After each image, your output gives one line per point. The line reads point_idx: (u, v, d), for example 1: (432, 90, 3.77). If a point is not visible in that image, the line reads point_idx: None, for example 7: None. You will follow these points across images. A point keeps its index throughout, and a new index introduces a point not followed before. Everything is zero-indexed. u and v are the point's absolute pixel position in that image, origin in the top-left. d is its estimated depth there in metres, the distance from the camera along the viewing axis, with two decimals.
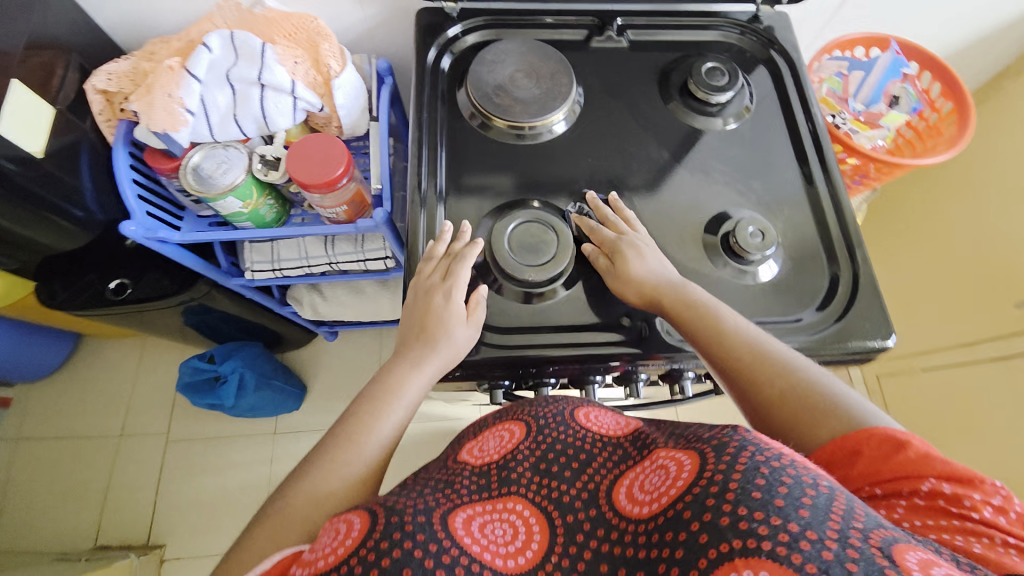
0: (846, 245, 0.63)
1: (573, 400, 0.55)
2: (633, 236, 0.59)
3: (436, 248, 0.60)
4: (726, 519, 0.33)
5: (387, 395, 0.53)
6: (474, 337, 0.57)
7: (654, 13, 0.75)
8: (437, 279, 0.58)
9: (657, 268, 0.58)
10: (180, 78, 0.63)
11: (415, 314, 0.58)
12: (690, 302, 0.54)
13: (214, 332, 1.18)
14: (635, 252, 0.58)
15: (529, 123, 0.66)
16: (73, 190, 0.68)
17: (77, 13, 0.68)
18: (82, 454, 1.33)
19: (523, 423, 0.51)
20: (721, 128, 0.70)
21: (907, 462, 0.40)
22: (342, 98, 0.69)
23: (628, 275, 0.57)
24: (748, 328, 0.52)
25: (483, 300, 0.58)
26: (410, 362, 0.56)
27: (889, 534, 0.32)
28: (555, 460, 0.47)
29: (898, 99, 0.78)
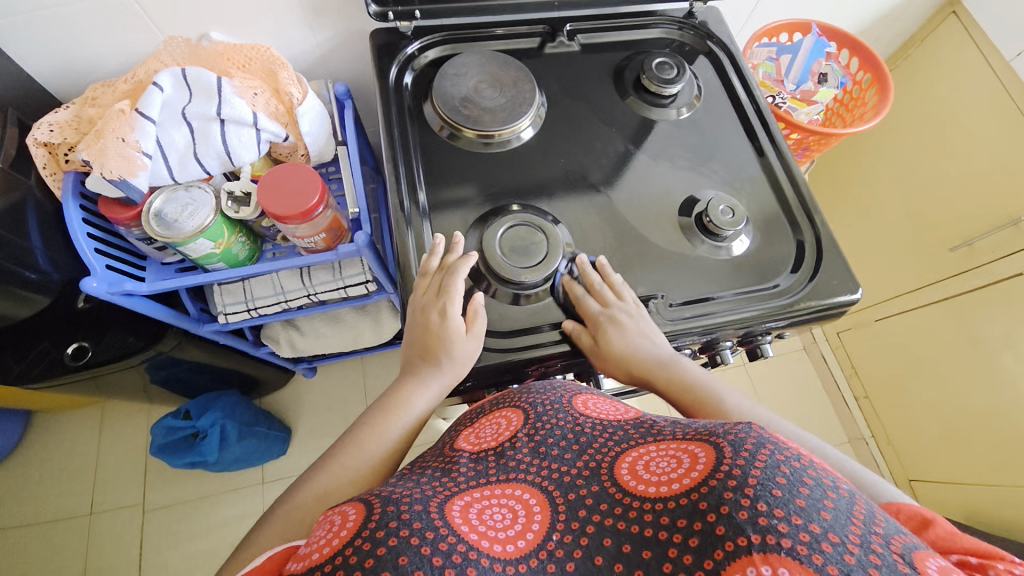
0: (804, 212, 0.68)
1: (571, 387, 0.55)
2: (619, 308, 0.58)
3: (429, 261, 0.60)
4: (745, 513, 0.33)
5: (393, 406, 0.56)
6: (476, 349, 0.57)
7: (599, 17, 0.79)
8: (432, 296, 0.58)
9: (642, 345, 0.58)
10: (133, 121, 0.60)
11: (415, 333, 0.59)
12: (683, 383, 0.56)
13: (186, 386, 1.11)
14: (617, 328, 0.57)
15: (499, 131, 0.68)
16: (22, 251, 0.64)
17: (8, 65, 0.66)
18: (47, 542, 1.21)
19: (522, 410, 0.51)
20: (676, 118, 0.75)
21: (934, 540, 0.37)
22: (307, 125, 0.68)
23: (614, 353, 0.57)
24: (749, 409, 0.54)
25: (482, 310, 0.57)
26: (415, 379, 0.57)
27: (909, 540, 0.32)
28: (555, 444, 0.47)
29: (825, 76, 0.86)
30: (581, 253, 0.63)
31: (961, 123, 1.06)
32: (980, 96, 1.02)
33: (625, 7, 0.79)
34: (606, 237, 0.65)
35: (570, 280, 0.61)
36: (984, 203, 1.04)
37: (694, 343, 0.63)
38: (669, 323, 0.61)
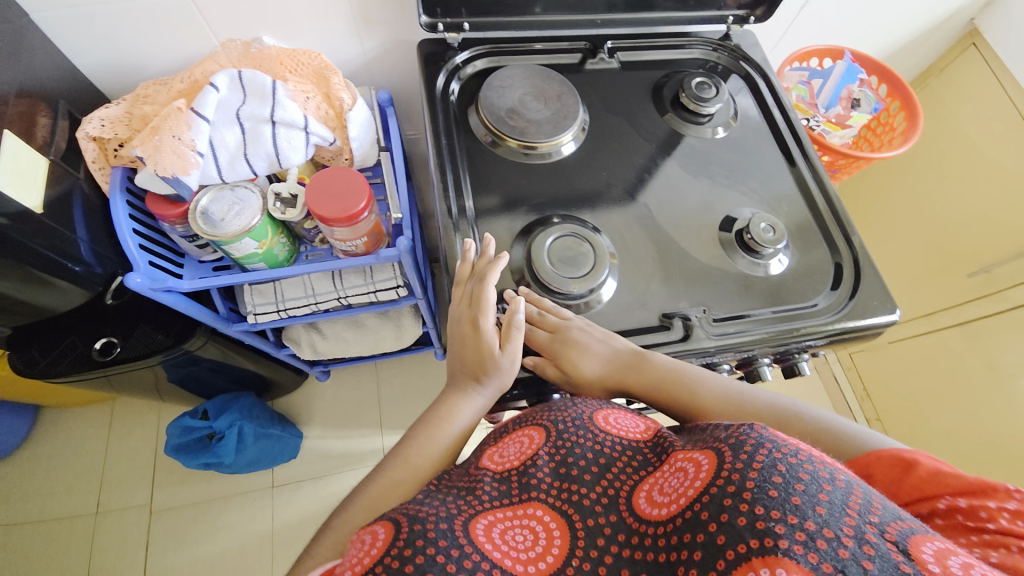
0: (840, 232, 0.69)
1: (590, 401, 0.52)
2: (565, 327, 0.58)
3: (463, 269, 0.60)
4: (744, 519, 0.33)
5: (439, 418, 0.55)
6: (514, 360, 0.57)
7: (639, 36, 0.81)
8: (466, 308, 0.59)
9: (604, 354, 0.58)
10: (188, 119, 0.60)
11: (457, 347, 0.59)
12: (657, 379, 0.56)
13: (203, 386, 1.11)
14: (575, 348, 0.57)
15: (542, 143, 0.69)
16: (67, 243, 0.63)
17: (60, 58, 0.66)
18: (49, 541, 1.18)
19: (544, 427, 0.48)
20: (712, 136, 0.76)
21: (920, 483, 0.42)
22: (355, 130, 0.69)
23: (583, 373, 0.57)
24: (723, 387, 0.56)
25: (519, 320, 0.56)
26: (459, 392, 0.57)
27: (905, 526, 0.32)
28: (575, 463, 0.44)
29: (859, 101, 0.87)
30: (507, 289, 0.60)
31: (980, 150, 1.09)
32: (999, 126, 1.05)
33: (664, 27, 0.81)
34: (648, 250, 0.66)
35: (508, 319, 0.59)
36: (1002, 230, 1.06)
37: (732, 359, 0.63)
38: (716, 337, 0.60)
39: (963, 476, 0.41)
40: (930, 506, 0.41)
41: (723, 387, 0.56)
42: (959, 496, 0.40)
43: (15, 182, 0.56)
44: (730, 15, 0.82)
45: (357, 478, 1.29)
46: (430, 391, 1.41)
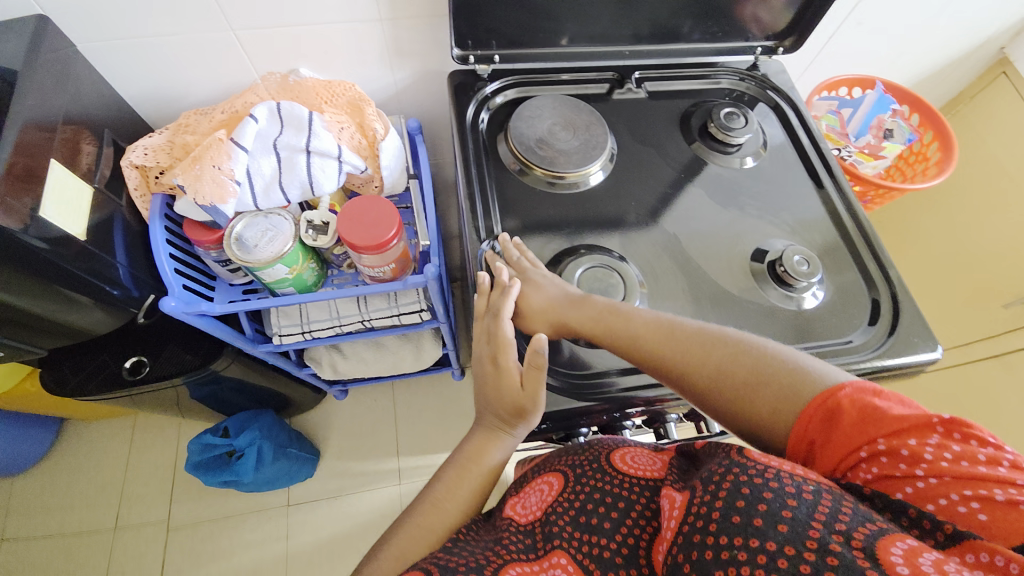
0: (876, 265, 0.68)
1: (607, 442, 0.51)
2: (532, 271, 0.60)
3: (480, 302, 0.60)
4: (710, 552, 0.34)
5: (469, 460, 0.54)
6: (536, 397, 0.53)
7: (666, 66, 0.82)
8: (485, 346, 0.57)
9: (555, 292, 0.58)
10: (228, 149, 0.62)
11: (480, 386, 0.57)
12: (597, 314, 0.56)
13: (225, 404, 1.12)
14: (531, 286, 0.59)
15: (571, 173, 0.69)
16: (106, 267, 0.64)
17: (107, 90, 0.69)
18: (68, 555, 1.19)
19: (562, 473, 0.49)
20: (741, 166, 0.75)
21: (850, 434, 0.40)
22: (386, 159, 0.70)
23: (532, 308, 0.58)
24: (661, 319, 0.54)
25: (541, 360, 0.51)
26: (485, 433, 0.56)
27: (875, 528, 0.32)
28: (594, 511, 0.44)
29: (892, 131, 0.87)
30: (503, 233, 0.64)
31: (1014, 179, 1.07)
32: None
33: (691, 58, 0.82)
34: (678, 282, 0.65)
35: (494, 253, 0.63)
36: None
37: None
38: None
39: (888, 414, 0.39)
40: (860, 456, 0.39)
41: (668, 322, 0.53)
42: (889, 439, 0.38)
43: (60, 211, 0.57)
44: (758, 46, 0.82)
45: (374, 499, 1.28)
46: (446, 412, 1.40)
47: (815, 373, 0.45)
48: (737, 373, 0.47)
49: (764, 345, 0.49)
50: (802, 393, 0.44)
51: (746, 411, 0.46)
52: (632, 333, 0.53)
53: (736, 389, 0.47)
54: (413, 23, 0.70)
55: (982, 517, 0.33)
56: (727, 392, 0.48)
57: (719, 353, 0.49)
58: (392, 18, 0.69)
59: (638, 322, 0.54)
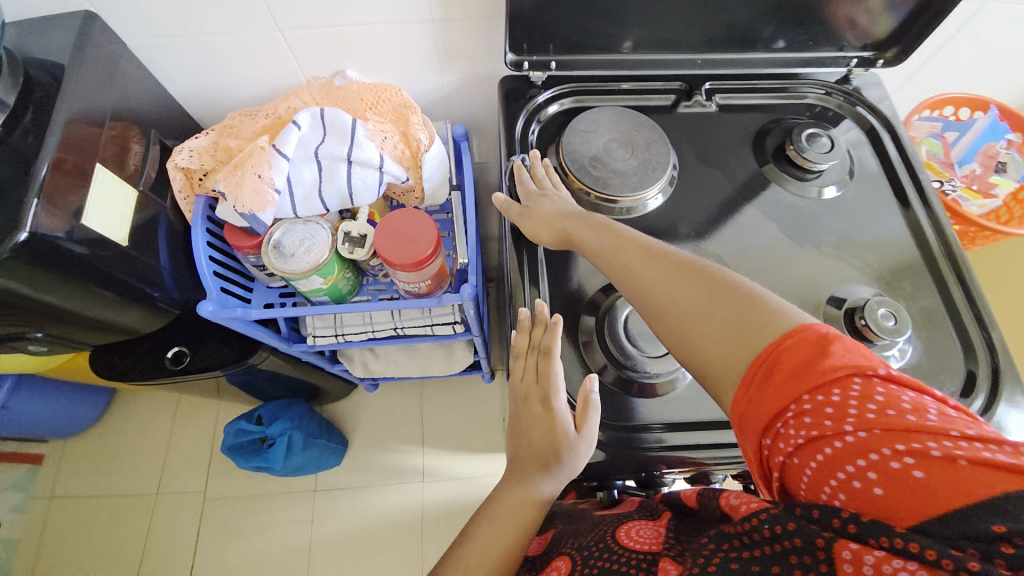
0: (976, 328, 0.58)
1: (613, 520, 0.48)
2: (549, 190, 0.61)
3: (520, 340, 0.54)
4: None
5: (501, 517, 0.49)
6: (592, 443, 0.50)
7: (741, 77, 0.73)
8: (532, 382, 0.52)
9: (567, 207, 0.58)
10: (270, 157, 0.60)
11: (520, 429, 0.52)
12: (593, 227, 0.53)
13: (261, 391, 1.14)
14: (548, 201, 0.59)
15: (626, 197, 0.63)
16: (148, 269, 0.65)
17: (156, 85, 0.68)
18: (115, 514, 1.28)
19: (569, 555, 0.45)
20: (820, 197, 0.67)
21: (781, 389, 0.35)
22: (429, 170, 0.66)
23: (544, 215, 0.58)
24: (631, 239, 0.50)
25: (594, 399, 0.50)
26: (521, 481, 0.50)
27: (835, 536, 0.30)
28: None
29: (1005, 164, 0.76)
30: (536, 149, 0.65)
31: None
32: None
33: (772, 69, 0.73)
34: None
35: (519, 163, 0.64)
36: None
37: None
38: None
39: (815, 363, 0.34)
40: (785, 417, 0.35)
41: (626, 247, 0.49)
42: (815, 395, 0.34)
43: (103, 217, 0.57)
44: (853, 58, 0.72)
45: (396, 493, 1.30)
46: (473, 415, 1.39)
47: (778, 309, 0.39)
48: (685, 300, 0.42)
49: (728, 273, 0.43)
50: (752, 326, 0.38)
51: (690, 342, 0.41)
52: (611, 251, 0.50)
53: (682, 317, 0.42)
54: (466, 26, 0.65)
55: (918, 474, 0.30)
56: (670, 322, 0.43)
57: (671, 278, 0.44)
58: (445, 20, 0.64)
59: (618, 239, 0.50)
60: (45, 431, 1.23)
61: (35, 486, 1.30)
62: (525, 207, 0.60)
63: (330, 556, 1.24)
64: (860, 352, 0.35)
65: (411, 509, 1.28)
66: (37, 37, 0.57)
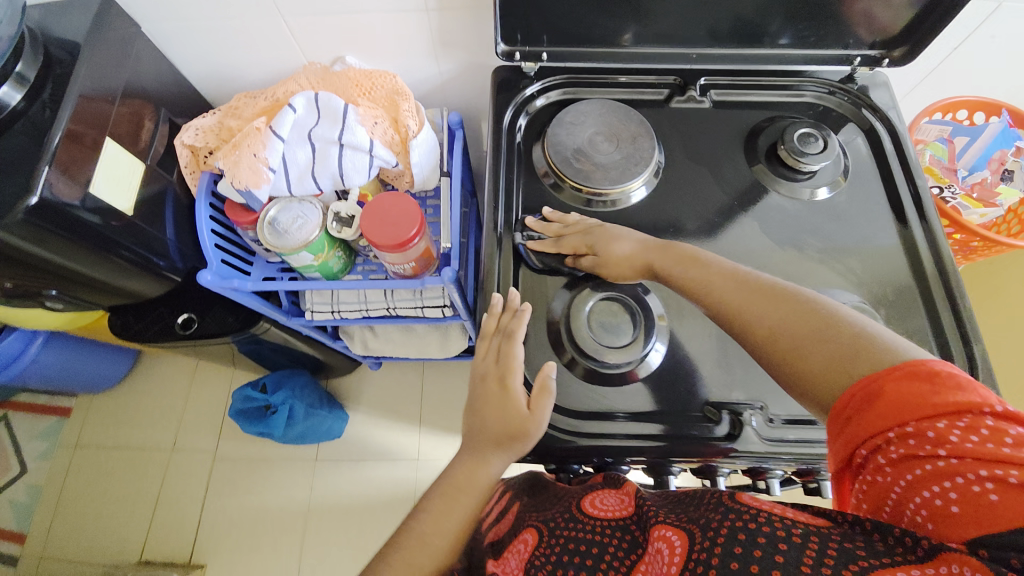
0: (958, 342, 0.57)
1: (574, 492, 0.53)
2: (594, 229, 0.59)
3: (488, 323, 0.58)
4: None
5: (455, 489, 0.53)
6: (544, 422, 0.53)
7: (740, 73, 0.71)
8: (492, 363, 0.57)
9: (635, 237, 0.58)
10: (265, 138, 0.64)
11: (477, 406, 0.56)
12: (680, 254, 0.55)
13: (266, 360, 1.21)
14: (609, 236, 0.58)
15: (607, 191, 0.64)
16: (154, 239, 0.70)
17: (168, 66, 0.73)
18: (133, 466, 1.38)
19: (535, 526, 0.48)
20: (810, 199, 0.65)
21: (883, 413, 0.37)
22: (417, 156, 0.68)
23: (617, 257, 0.57)
24: (732, 267, 0.52)
25: (550, 384, 0.53)
26: (475, 454, 0.54)
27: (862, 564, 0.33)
28: (571, 562, 0.44)
29: (1012, 173, 0.73)
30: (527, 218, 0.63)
31: None
32: None
33: (772, 65, 0.71)
34: (706, 327, 0.58)
35: (539, 240, 0.60)
36: None
37: (788, 469, 0.55)
38: (769, 444, 0.53)
39: (923, 396, 0.36)
40: (886, 437, 0.37)
41: (727, 273, 0.51)
42: (919, 421, 0.36)
43: (111, 188, 0.62)
44: (857, 56, 0.70)
45: (391, 468, 1.35)
46: None
47: (887, 343, 0.41)
48: (791, 330, 0.45)
49: (832, 305, 0.45)
50: (863, 356, 0.40)
51: (799, 368, 0.43)
52: (706, 281, 0.51)
53: (787, 347, 0.44)
54: (458, 14, 0.67)
55: (994, 498, 0.32)
56: (773, 348, 0.45)
57: (778, 307, 0.46)
58: (438, 8, 0.66)
59: (714, 267, 0.52)
60: (73, 385, 1.33)
61: (64, 434, 1.42)
62: (595, 252, 0.58)
63: (325, 522, 1.31)
64: (976, 389, 0.36)
65: (404, 484, 1.33)
66: (58, 19, 0.62)
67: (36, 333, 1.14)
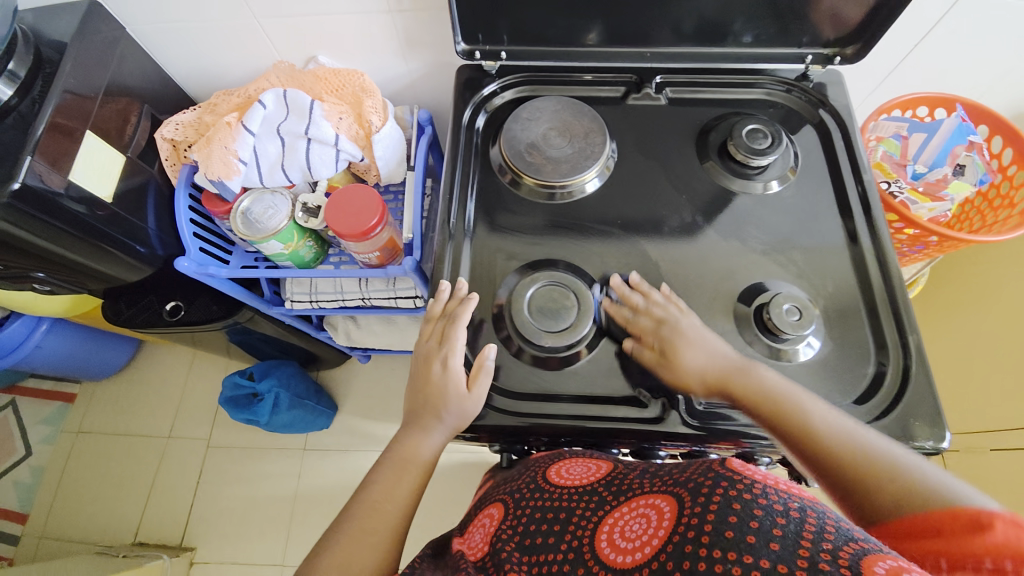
0: (895, 332, 0.58)
1: (542, 461, 0.56)
2: (673, 320, 0.57)
3: (434, 308, 0.61)
4: (704, 563, 0.37)
5: (401, 463, 0.57)
6: (480, 402, 0.57)
7: (696, 72, 0.73)
8: (435, 344, 0.60)
9: (715, 350, 0.55)
10: (237, 133, 0.69)
11: (419, 384, 0.59)
12: (762, 383, 0.52)
13: (255, 351, 1.25)
14: (684, 340, 0.56)
15: (560, 183, 0.66)
16: (137, 229, 0.75)
17: (152, 66, 0.78)
18: (131, 451, 1.44)
19: (502, 501, 0.53)
20: (761, 192, 0.67)
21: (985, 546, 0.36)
22: (381, 150, 0.72)
23: (685, 366, 0.55)
24: (826, 411, 0.49)
25: (488, 366, 0.57)
26: (417, 429, 0.58)
27: (858, 547, 0.34)
28: (538, 531, 0.47)
29: (963, 168, 0.74)
30: (613, 276, 0.62)
31: None
32: None
33: (727, 64, 0.73)
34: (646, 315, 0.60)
35: (611, 302, 0.60)
36: None
37: (722, 452, 0.57)
38: (697, 426, 0.55)
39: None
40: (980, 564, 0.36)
41: (818, 411, 0.49)
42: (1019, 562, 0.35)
43: (92, 177, 0.67)
44: (810, 54, 0.71)
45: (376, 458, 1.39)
46: None
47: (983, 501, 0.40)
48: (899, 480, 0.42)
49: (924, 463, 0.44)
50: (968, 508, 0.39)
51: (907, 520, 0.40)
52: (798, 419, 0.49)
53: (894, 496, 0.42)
54: (419, 15, 0.70)
55: None
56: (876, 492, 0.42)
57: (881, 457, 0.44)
58: (399, 10, 0.69)
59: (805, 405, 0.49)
60: (77, 372, 1.40)
61: (67, 419, 1.49)
62: (663, 353, 0.56)
63: (309, 510, 1.34)
64: None
65: None
66: (49, 21, 0.67)
67: (40, 320, 1.21)
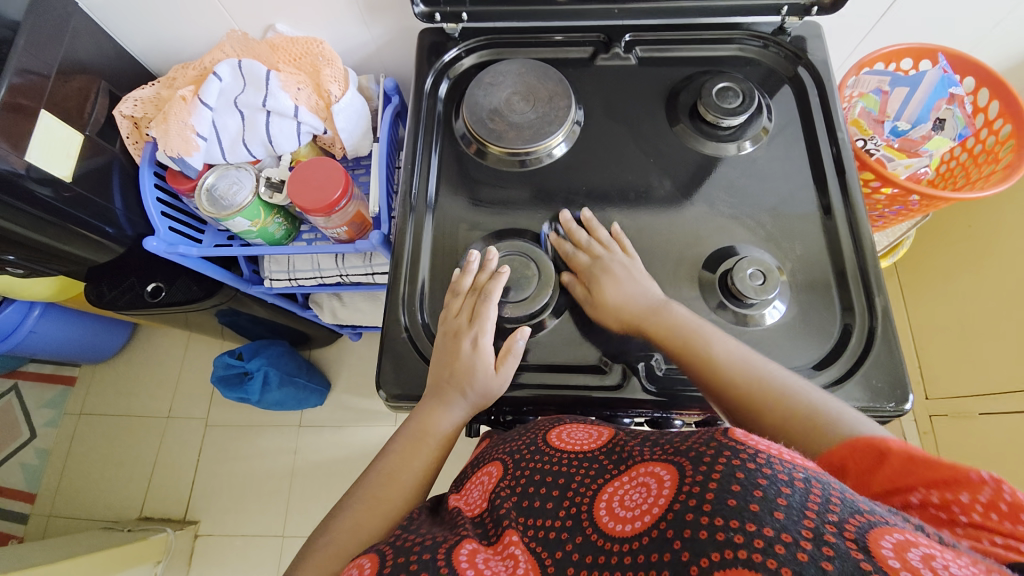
0: (863, 293, 0.57)
1: (545, 424, 0.52)
2: (609, 258, 0.58)
3: (461, 281, 0.58)
4: (705, 532, 0.32)
5: (418, 437, 0.54)
6: (505, 383, 0.56)
7: (668, 29, 0.70)
8: (464, 321, 0.56)
9: (636, 291, 0.56)
10: (193, 107, 0.68)
11: (440, 359, 0.56)
12: (674, 324, 0.53)
13: (244, 331, 1.26)
14: (610, 277, 0.57)
15: (524, 150, 0.64)
16: (103, 209, 0.75)
17: (108, 42, 0.76)
18: (132, 431, 1.48)
19: (501, 461, 0.49)
20: (733, 154, 0.65)
21: (893, 476, 0.39)
22: (342, 121, 0.72)
23: (606, 301, 0.56)
24: (735, 350, 0.51)
25: (517, 348, 0.55)
26: (439, 403, 0.55)
27: (866, 520, 0.31)
28: (536, 493, 0.44)
29: (944, 122, 0.72)
30: (565, 211, 0.63)
31: None
32: None
33: (702, 18, 0.69)
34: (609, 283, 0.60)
35: (557, 237, 0.61)
36: None
37: (686, 418, 0.57)
38: (655, 393, 0.55)
39: (924, 467, 0.38)
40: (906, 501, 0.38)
41: (726, 351, 0.51)
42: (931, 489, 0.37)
43: (48, 156, 0.66)
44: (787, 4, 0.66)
45: (370, 434, 1.41)
46: None
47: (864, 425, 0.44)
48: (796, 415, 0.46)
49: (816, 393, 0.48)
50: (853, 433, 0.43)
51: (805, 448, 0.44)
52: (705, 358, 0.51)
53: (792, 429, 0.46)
54: None
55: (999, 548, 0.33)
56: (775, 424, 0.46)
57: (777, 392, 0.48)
58: None
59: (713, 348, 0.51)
60: (76, 356, 1.43)
61: (70, 402, 1.53)
62: (589, 290, 0.58)
63: (307, 484, 1.38)
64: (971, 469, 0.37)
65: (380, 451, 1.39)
66: None
67: (32, 305, 1.22)
